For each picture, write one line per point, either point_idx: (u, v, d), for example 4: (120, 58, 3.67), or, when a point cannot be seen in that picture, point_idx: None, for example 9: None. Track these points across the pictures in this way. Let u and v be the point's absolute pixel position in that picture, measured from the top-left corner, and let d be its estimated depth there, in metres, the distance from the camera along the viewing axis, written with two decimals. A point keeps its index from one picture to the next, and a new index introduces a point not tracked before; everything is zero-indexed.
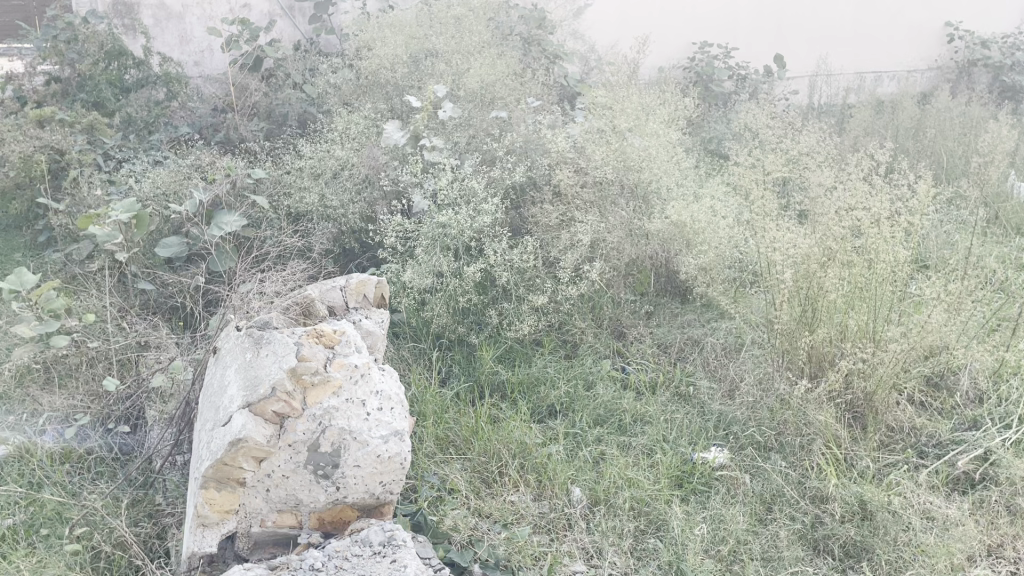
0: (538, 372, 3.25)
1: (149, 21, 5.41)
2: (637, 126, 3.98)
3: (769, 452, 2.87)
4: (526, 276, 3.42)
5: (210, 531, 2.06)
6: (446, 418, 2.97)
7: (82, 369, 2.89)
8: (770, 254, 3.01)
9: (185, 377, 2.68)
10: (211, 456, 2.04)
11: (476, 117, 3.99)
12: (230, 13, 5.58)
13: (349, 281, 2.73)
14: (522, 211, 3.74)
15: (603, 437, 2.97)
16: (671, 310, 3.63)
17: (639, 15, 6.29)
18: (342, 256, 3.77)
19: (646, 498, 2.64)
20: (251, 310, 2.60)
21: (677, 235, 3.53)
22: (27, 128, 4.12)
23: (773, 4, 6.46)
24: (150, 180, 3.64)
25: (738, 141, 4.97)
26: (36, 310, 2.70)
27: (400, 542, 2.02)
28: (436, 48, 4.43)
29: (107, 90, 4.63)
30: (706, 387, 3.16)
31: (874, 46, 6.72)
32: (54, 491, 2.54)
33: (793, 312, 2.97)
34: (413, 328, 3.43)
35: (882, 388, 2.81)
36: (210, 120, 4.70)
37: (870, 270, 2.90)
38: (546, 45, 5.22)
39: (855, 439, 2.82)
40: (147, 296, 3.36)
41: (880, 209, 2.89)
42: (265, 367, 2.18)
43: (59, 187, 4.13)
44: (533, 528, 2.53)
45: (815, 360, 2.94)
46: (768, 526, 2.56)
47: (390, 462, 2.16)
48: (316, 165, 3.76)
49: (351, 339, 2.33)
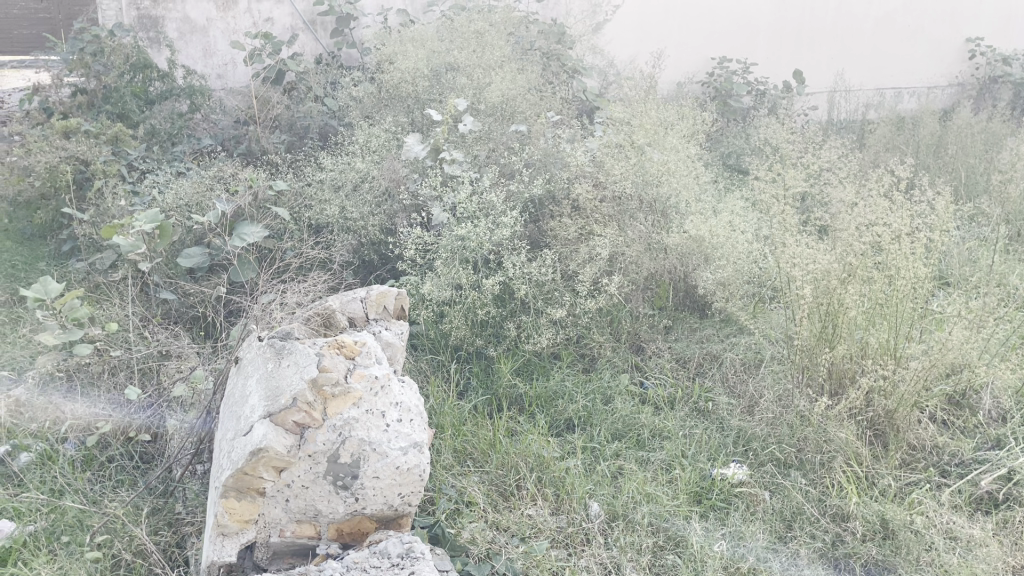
0: (555, 386, 3.25)
1: (173, 35, 5.50)
2: (656, 141, 3.97)
3: (789, 468, 2.85)
4: (545, 289, 3.44)
5: (229, 540, 2.06)
6: (465, 430, 2.97)
7: (105, 378, 2.92)
8: (789, 269, 3.00)
9: (206, 387, 2.72)
10: (231, 465, 2.03)
11: (495, 130, 4.02)
12: (253, 27, 5.63)
13: (370, 293, 2.74)
14: (541, 224, 3.79)
15: (620, 451, 2.96)
16: (690, 324, 3.58)
17: (657, 27, 6.29)
18: (361, 268, 3.78)
19: (665, 514, 2.63)
20: (273, 321, 2.62)
21: (695, 249, 3.53)
22: (54, 139, 4.19)
23: (792, 17, 6.44)
24: (174, 192, 3.69)
25: (758, 156, 4.95)
26: (60, 319, 2.72)
27: (418, 554, 2.03)
28: (457, 61, 4.45)
29: (131, 102, 4.67)
30: (725, 402, 3.13)
31: (894, 63, 6.72)
32: (76, 499, 2.55)
33: (813, 328, 2.95)
34: (430, 340, 3.43)
35: (903, 406, 2.79)
36: (232, 132, 4.75)
37: (890, 287, 2.90)
38: (566, 59, 5.20)
39: (876, 457, 2.80)
40: (169, 305, 3.40)
41: (902, 225, 2.88)
42: (286, 377, 2.18)
43: (83, 197, 4.19)
44: (551, 543, 2.52)
45: (836, 377, 2.93)
46: (788, 544, 2.53)
47: (408, 474, 2.17)
48: (337, 177, 3.81)
49: (372, 350, 2.35)
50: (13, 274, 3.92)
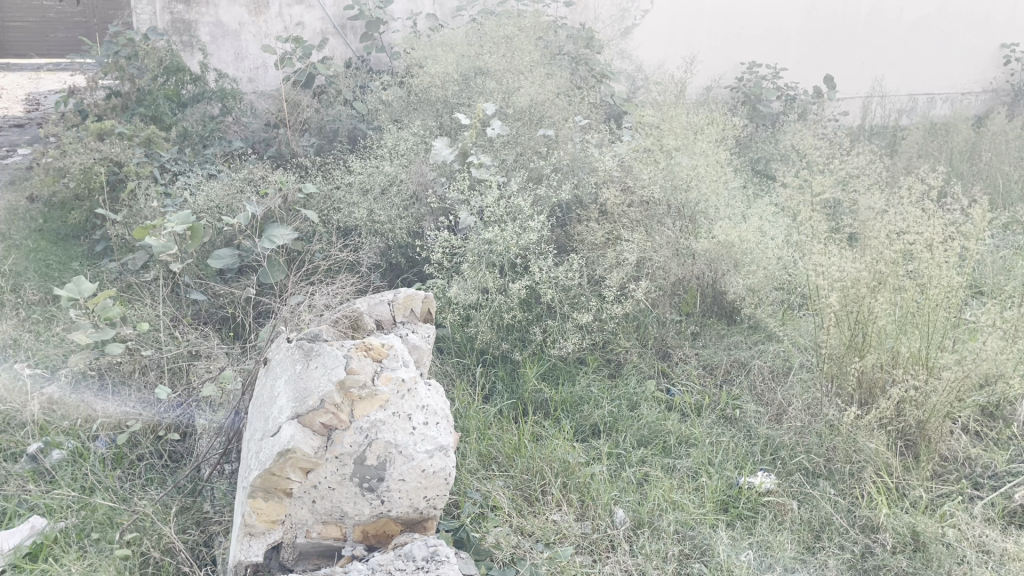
0: (581, 391, 3.24)
1: (206, 39, 5.57)
2: (685, 145, 3.93)
3: (818, 478, 2.82)
4: (571, 293, 3.43)
5: (256, 540, 2.08)
6: (490, 435, 2.97)
7: (136, 377, 2.98)
8: (818, 276, 2.98)
9: (234, 388, 2.74)
10: (260, 465, 2.05)
11: (524, 135, 4.03)
12: (284, 31, 5.69)
13: (397, 296, 2.75)
14: (569, 229, 3.81)
15: (646, 457, 2.95)
16: (717, 330, 3.55)
17: (685, 32, 6.26)
18: (388, 271, 3.79)
19: (691, 522, 2.61)
20: (302, 322, 2.64)
21: (725, 255, 3.49)
22: (89, 141, 4.26)
23: (824, 21, 6.37)
24: (205, 194, 3.74)
25: (787, 161, 4.91)
26: (92, 318, 2.77)
27: (442, 558, 2.02)
28: (487, 66, 4.45)
29: (164, 105, 4.74)
30: (752, 410, 3.11)
31: (928, 68, 6.63)
32: (106, 496, 2.57)
33: (842, 336, 2.92)
34: (456, 343, 3.44)
35: (935, 417, 2.74)
36: (263, 135, 4.79)
37: (923, 295, 2.85)
38: (594, 64, 5.17)
39: (908, 468, 2.76)
40: (198, 306, 3.44)
41: (934, 233, 2.83)
42: (314, 379, 2.19)
43: (116, 198, 4.25)
44: (576, 549, 2.51)
45: (866, 386, 2.89)
46: (816, 554, 2.50)
47: (434, 477, 2.17)
48: (365, 180, 3.83)
49: (399, 353, 2.36)
50: (48, 274, 3.97)
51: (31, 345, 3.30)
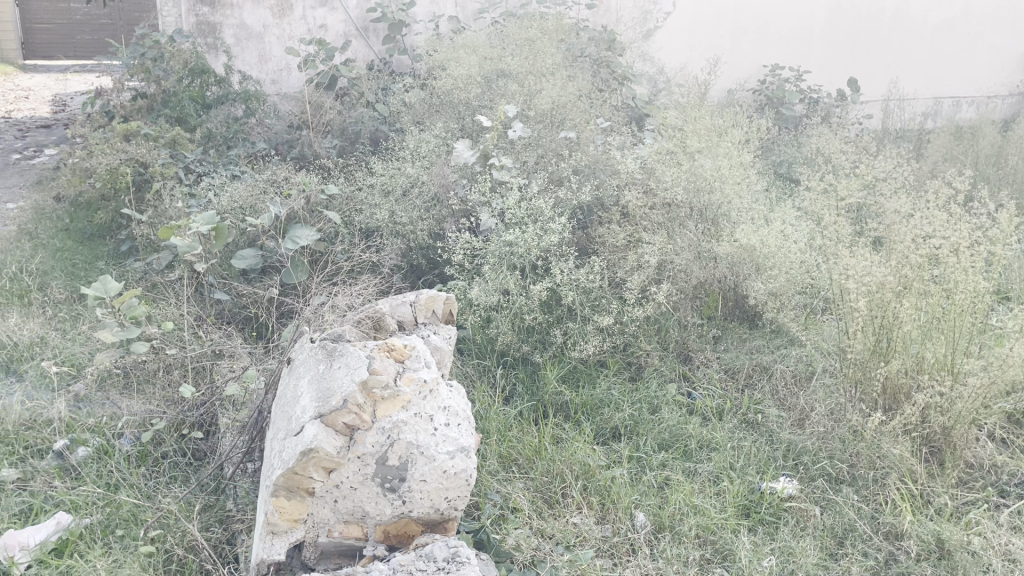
0: (602, 394, 3.23)
1: (230, 41, 5.63)
2: (708, 148, 3.92)
3: (841, 484, 2.80)
4: (592, 296, 3.43)
5: (279, 539, 2.09)
6: (510, 437, 2.98)
7: (161, 375, 3.01)
8: (843, 280, 2.95)
9: (257, 387, 2.76)
10: (283, 465, 2.06)
11: (545, 137, 4.03)
12: (307, 33, 5.73)
13: (419, 297, 2.75)
14: (590, 231, 3.80)
15: (667, 461, 2.94)
16: (739, 334, 3.53)
17: (708, 35, 6.24)
18: (410, 272, 3.80)
19: (712, 527, 2.59)
20: (324, 323, 2.65)
21: (747, 259, 3.47)
22: (115, 142, 4.32)
23: (847, 22, 6.32)
24: (229, 195, 3.78)
25: (811, 165, 4.87)
26: (118, 317, 2.81)
27: (463, 559, 2.02)
28: (509, 69, 4.47)
29: (188, 107, 4.79)
30: (775, 415, 3.09)
31: (954, 71, 6.57)
32: (131, 493, 2.60)
33: (867, 341, 2.89)
34: (477, 345, 3.44)
35: (960, 423, 2.71)
36: (286, 137, 4.83)
37: (949, 300, 2.81)
38: (616, 67, 5.16)
39: (932, 475, 2.73)
40: (222, 306, 3.46)
41: (961, 238, 2.79)
42: (337, 379, 2.20)
43: (142, 199, 4.30)
44: (596, 552, 2.50)
45: (890, 392, 2.86)
46: (840, 561, 2.48)
47: (455, 478, 2.17)
48: (387, 182, 3.85)
49: (421, 354, 2.36)
50: (74, 273, 4.02)
51: (58, 343, 3.34)
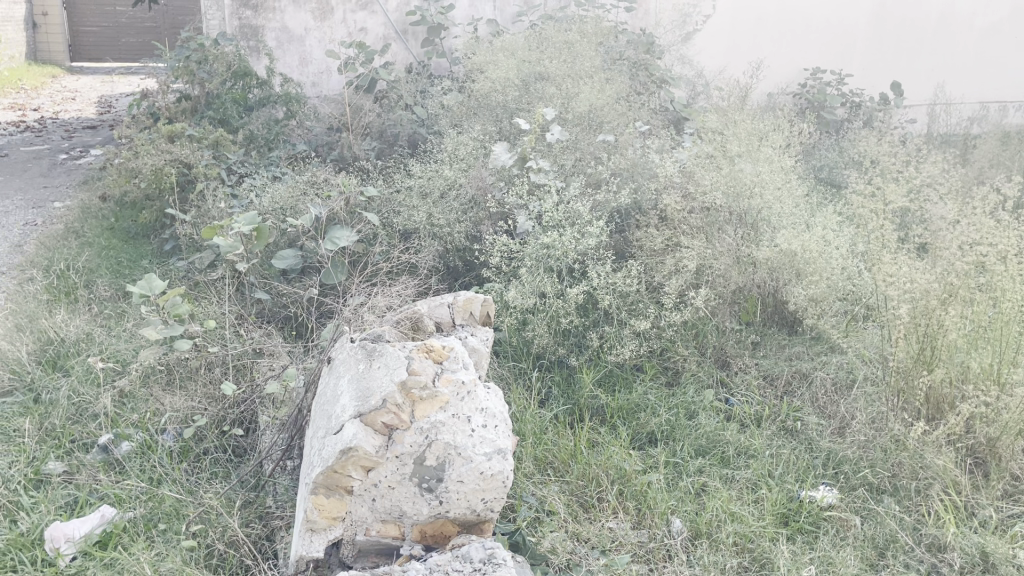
0: (638, 398, 3.22)
1: (272, 44, 5.71)
2: (749, 152, 3.88)
3: (882, 494, 2.76)
4: (629, 300, 3.43)
5: (318, 536, 2.10)
6: (546, 439, 2.97)
7: (202, 372, 3.06)
8: (885, 287, 2.92)
9: (297, 386, 2.80)
10: (323, 463, 2.08)
11: (583, 140, 4.02)
12: (347, 36, 5.79)
13: (457, 298, 2.76)
14: (627, 234, 3.79)
15: (704, 467, 2.91)
16: (779, 340, 3.47)
17: (749, 39, 6.27)
18: (447, 273, 3.81)
19: (750, 534, 2.56)
20: (364, 323, 2.68)
21: (788, 264, 3.45)
22: (161, 143, 4.40)
23: (892, 24, 6.16)
24: (270, 195, 3.84)
25: (855, 169, 4.81)
26: (163, 314, 2.87)
27: (499, 560, 2.02)
28: (547, 71, 4.48)
29: (231, 108, 4.87)
30: (814, 422, 3.05)
31: (999, 77, 6.24)
32: (173, 488, 2.64)
33: (910, 349, 2.82)
34: (513, 347, 3.43)
35: (1007, 434, 2.65)
36: (326, 139, 4.87)
37: (995, 309, 2.78)
38: (654, 69, 5.14)
39: (977, 487, 2.66)
40: (262, 304, 3.51)
41: (1008, 245, 2.77)
42: (377, 378, 2.22)
43: (185, 198, 4.38)
44: (632, 557, 2.48)
45: (934, 402, 2.80)
46: (881, 572, 2.44)
47: (492, 479, 2.17)
48: (425, 185, 3.87)
49: (459, 355, 2.37)
50: (119, 271, 4.10)
51: (103, 339, 3.41)
